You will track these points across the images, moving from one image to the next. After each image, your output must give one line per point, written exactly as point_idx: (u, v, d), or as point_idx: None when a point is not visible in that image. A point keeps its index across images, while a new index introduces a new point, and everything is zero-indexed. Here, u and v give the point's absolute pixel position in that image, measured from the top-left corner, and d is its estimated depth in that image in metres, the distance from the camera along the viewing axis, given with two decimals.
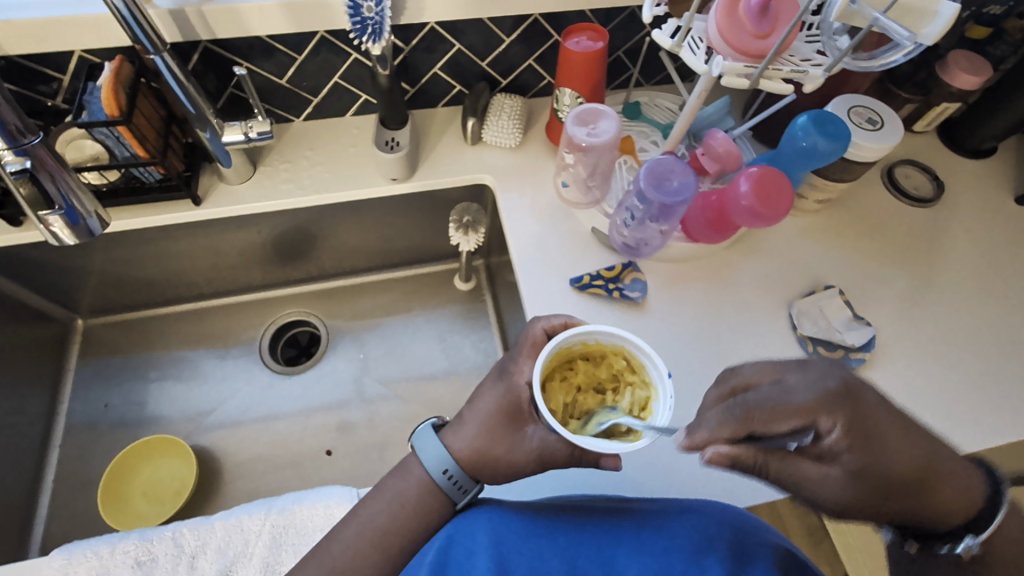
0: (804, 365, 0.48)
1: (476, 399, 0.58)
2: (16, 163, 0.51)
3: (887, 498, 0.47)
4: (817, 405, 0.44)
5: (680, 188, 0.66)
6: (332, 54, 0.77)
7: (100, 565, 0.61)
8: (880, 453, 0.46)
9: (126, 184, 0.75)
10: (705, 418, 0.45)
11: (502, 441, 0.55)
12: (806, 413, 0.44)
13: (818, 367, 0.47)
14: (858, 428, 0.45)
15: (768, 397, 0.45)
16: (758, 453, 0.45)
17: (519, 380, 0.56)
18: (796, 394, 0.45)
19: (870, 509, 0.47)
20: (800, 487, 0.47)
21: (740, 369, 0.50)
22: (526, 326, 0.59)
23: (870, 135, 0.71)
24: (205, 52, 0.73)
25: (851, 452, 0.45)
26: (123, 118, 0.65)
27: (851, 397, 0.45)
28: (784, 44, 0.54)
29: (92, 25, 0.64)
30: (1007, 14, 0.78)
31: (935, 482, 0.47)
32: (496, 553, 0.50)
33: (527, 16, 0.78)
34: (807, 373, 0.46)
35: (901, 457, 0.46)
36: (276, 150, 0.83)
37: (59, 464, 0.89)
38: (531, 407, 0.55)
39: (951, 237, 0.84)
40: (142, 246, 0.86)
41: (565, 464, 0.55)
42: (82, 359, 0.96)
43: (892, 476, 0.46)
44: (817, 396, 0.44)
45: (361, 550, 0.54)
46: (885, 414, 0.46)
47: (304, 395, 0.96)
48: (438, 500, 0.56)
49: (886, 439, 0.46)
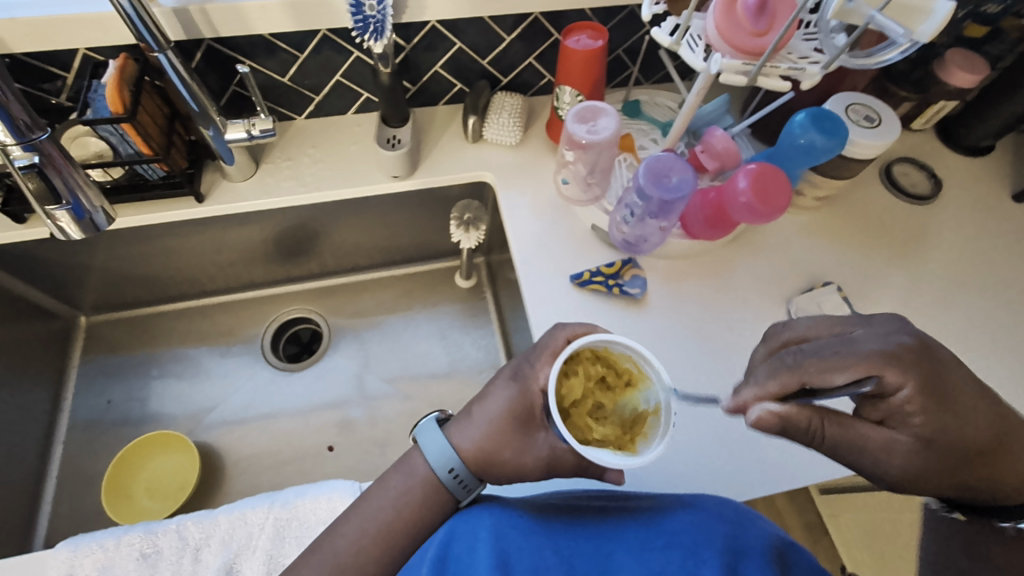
0: (870, 320, 0.49)
1: (487, 398, 0.58)
2: (24, 158, 0.51)
3: (951, 462, 0.47)
4: (889, 358, 0.45)
5: (680, 184, 0.67)
6: (334, 52, 0.77)
7: (105, 558, 0.61)
8: (955, 415, 0.46)
9: (130, 181, 0.76)
10: (758, 374, 0.50)
11: (511, 444, 0.55)
12: (871, 368, 0.45)
13: (892, 325, 0.48)
14: (931, 386, 0.45)
15: (829, 348, 0.47)
16: (816, 412, 0.48)
17: (534, 386, 0.56)
18: (861, 345, 0.46)
19: (939, 477, 0.48)
20: (863, 451, 0.48)
21: (795, 324, 0.52)
22: (549, 332, 0.59)
23: (867, 133, 0.71)
24: (208, 50, 0.73)
25: (921, 412, 0.45)
26: (128, 115, 0.65)
27: (922, 352, 0.45)
28: (782, 42, 0.54)
29: (96, 23, 0.65)
30: (1003, 12, 0.78)
31: (1009, 455, 0.47)
32: (497, 547, 0.50)
33: (527, 15, 0.78)
34: (874, 328, 0.48)
35: (977, 427, 0.46)
36: (278, 147, 0.84)
37: (63, 459, 0.90)
38: (542, 414, 0.56)
39: (948, 234, 0.85)
40: (145, 243, 0.86)
41: (570, 471, 0.56)
42: (85, 356, 0.96)
43: (977, 443, 0.46)
44: (886, 347, 0.45)
45: (366, 547, 0.55)
46: (957, 370, 0.46)
47: (307, 392, 0.97)
48: (442, 498, 0.57)
49: (962, 400, 0.46)
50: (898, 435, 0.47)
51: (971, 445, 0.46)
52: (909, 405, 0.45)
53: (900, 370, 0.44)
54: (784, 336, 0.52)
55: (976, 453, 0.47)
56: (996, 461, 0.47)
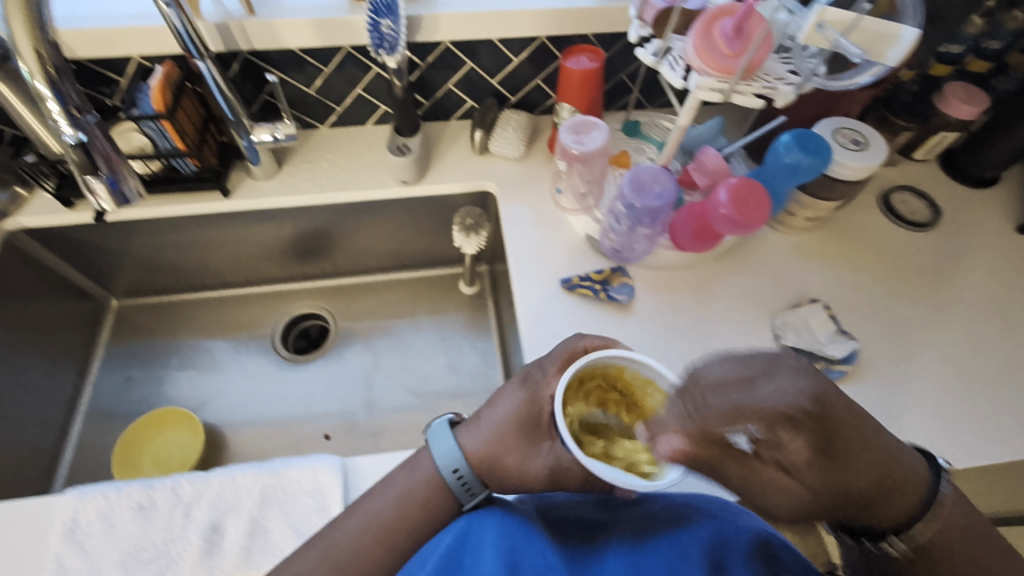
0: (774, 366, 0.44)
1: (497, 403, 0.61)
2: (73, 135, 0.57)
3: (836, 504, 0.50)
4: (783, 417, 0.42)
5: (661, 193, 0.70)
6: (355, 68, 0.85)
7: (105, 506, 0.64)
8: (832, 466, 0.47)
9: (165, 174, 0.84)
10: (666, 418, 0.47)
11: (516, 451, 0.58)
12: (770, 423, 0.42)
13: (796, 373, 0.44)
14: (824, 446, 0.45)
15: (733, 402, 0.43)
16: (719, 455, 0.46)
17: (544, 393, 0.59)
18: (766, 400, 0.42)
19: (817, 514, 0.50)
20: (764, 495, 0.48)
21: (704, 372, 0.45)
22: (568, 342, 0.63)
23: (853, 155, 0.73)
24: (244, 62, 0.82)
25: (812, 467, 0.46)
26: (167, 113, 0.74)
27: (822, 414, 0.44)
28: (754, 62, 0.57)
29: (149, 34, 0.74)
30: (1008, 49, 0.82)
31: (899, 491, 0.51)
32: (506, 550, 0.50)
33: (534, 39, 0.85)
34: (779, 379, 0.43)
35: (860, 471, 0.48)
36: (300, 152, 0.91)
37: (82, 429, 0.96)
38: (549, 423, 0.59)
39: (945, 262, 0.85)
40: (174, 233, 0.94)
41: (577, 483, 0.58)
42: (112, 336, 1.04)
43: (842, 489, 0.48)
44: (785, 407, 0.42)
45: (364, 546, 0.57)
46: (847, 419, 0.47)
47: (311, 381, 1.02)
48: (444, 498, 0.59)
49: (852, 452, 0.47)
50: (792, 479, 0.47)
51: (855, 491, 0.49)
52: (803, 464, 0.45)
53: (802, 432, 0.44)
54: (693, 385, 0.46)
55: (863, 496, 0.50)
56: (895, 498, 0.51)
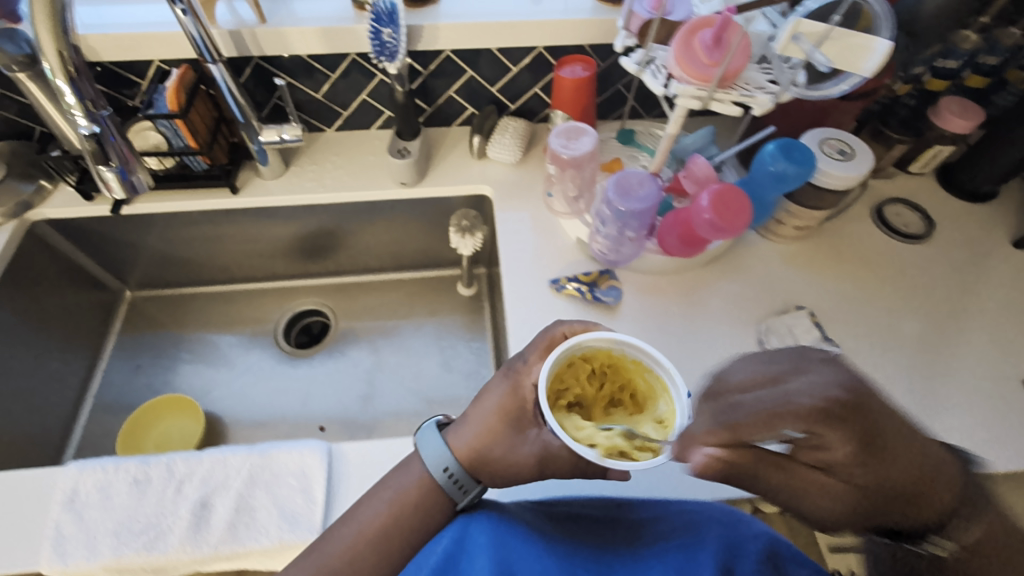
0: (802, 365, 0.46)
1: (483, 398, 0.62)
2: (88, 126, 0.62)
3: (882, 504, 0.47)
4: (818, 417, 0.43)
5: (645, 195, 0.73)
6: (361, 75, 0.89)
7: (103, 478, 0.67)
8: (885, 466, 0.45)
9: (177, 171, 0.90)
10: (695, 426, 0.47)
11: (503, 441, 0.59)
12: (807, 423, 0.43)
13: (827, 371, 0.45)
14: (867, 444, 0.44)
15: (765, 403, 0.44)
16: (752, 459, 0.47)
17: (526, 381, 0.60)
18: (799, 397, 0.43)
19: (867, 521, 0.48)
20: (803, 498, 0.48)
21: (728, 375, 0.48)
22: (547, 329, 0.64)
23: (838, 165, 0.74)
24: (256, 68, 0.87)
25: (858, 467, 0.45)
26: (180, 113, 0.78)
27: (859, 408, 0.43)
28: (731, 72, 0.59)
29: (169, 40, 0.79)
30: (1005, 65, 0.82)
31: (934, 486, 0.47)
32: (497, 555, 0.53)
33: (532, 49, 0.88)
34: (807, 377, 0.45)
35: (905, 469, 0.46)
36: (307, 154, 0.96)
37: (90, 412, 1.00)
38: (534, 411, 0.60)
39: (937, 273, 0.85)
40: (185, 229, 0.99)
41: (568, 471, 0.59)
42: (124, 325, 1.09)
43: (893, 492, 0.46)
44: (822, 403, 0.43)
45: (361, 545, 0.59)
46: (885, 416, 0.45)
47: (310, 375, 1.05)
48: (438, 499, 0.61)
49: (895, 448, 0.45)
50: (832, 481, 0.47)
51: (903, 492, 0.46)
52: (845, 463, 0.45)
53: (839, 430, 0.43)
54: (717, 388, 0.48)
55: (904, 494, 0.47)
56: (932, 492, 0.47)
